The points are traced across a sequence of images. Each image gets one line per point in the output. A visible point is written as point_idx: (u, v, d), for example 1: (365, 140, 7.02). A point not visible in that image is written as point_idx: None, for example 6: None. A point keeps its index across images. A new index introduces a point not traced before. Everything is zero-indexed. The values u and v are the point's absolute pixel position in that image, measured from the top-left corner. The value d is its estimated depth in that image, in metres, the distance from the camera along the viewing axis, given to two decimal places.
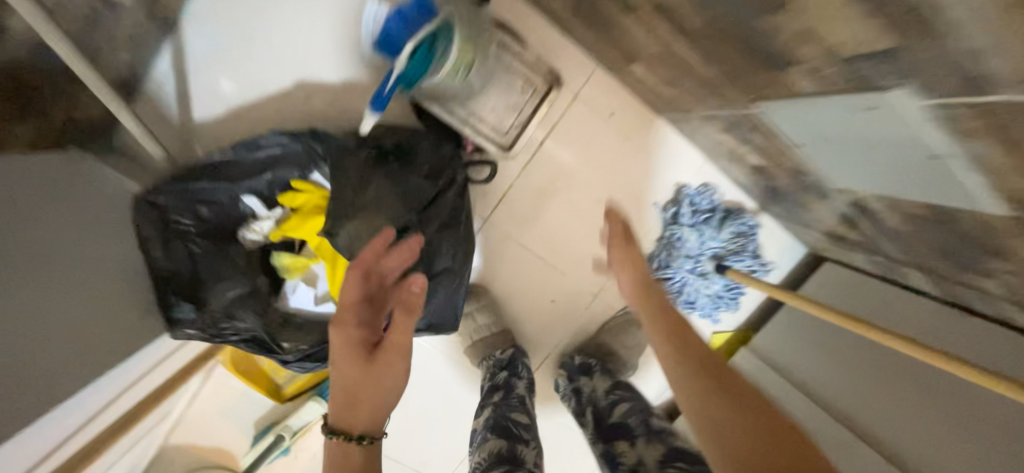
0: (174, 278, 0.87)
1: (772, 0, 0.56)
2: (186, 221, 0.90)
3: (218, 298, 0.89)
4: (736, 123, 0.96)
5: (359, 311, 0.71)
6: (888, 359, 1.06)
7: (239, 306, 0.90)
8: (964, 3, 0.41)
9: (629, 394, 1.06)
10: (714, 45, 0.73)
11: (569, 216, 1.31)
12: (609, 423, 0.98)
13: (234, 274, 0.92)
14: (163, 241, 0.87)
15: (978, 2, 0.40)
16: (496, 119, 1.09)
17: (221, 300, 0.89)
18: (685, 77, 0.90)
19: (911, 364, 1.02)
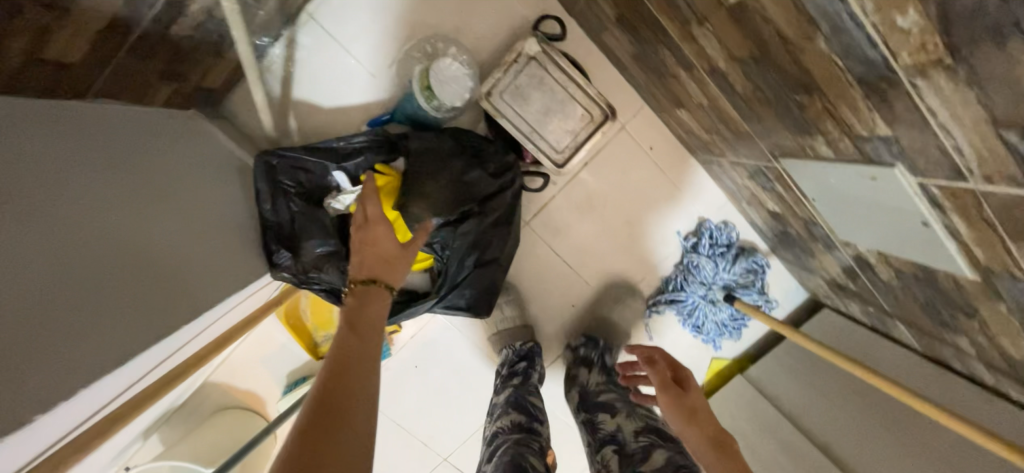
0: (275, 229, 1.05)
1: (803, 83, 0.71)
2: (289, 183, 1.08)
3: (306, 252, 1.08)
4: (760, 173, 1.11)
5: (343, 358, 0.69)
6: (869, 401, 1.18)
7: (321, 262, 1.08)
8: (946, 114, 0.55)
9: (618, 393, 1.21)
10: (754, 108, 0.89)
11: (601, 232, 1.46)
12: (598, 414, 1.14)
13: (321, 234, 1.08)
14: (272, 197, 1.04)
15: (955, 115, 0.54)
16: (554, 138, 1.25)
17: (308, 255, 1.07)
18: (724, 126, 1.06)
19: (889, 408, 1.13)
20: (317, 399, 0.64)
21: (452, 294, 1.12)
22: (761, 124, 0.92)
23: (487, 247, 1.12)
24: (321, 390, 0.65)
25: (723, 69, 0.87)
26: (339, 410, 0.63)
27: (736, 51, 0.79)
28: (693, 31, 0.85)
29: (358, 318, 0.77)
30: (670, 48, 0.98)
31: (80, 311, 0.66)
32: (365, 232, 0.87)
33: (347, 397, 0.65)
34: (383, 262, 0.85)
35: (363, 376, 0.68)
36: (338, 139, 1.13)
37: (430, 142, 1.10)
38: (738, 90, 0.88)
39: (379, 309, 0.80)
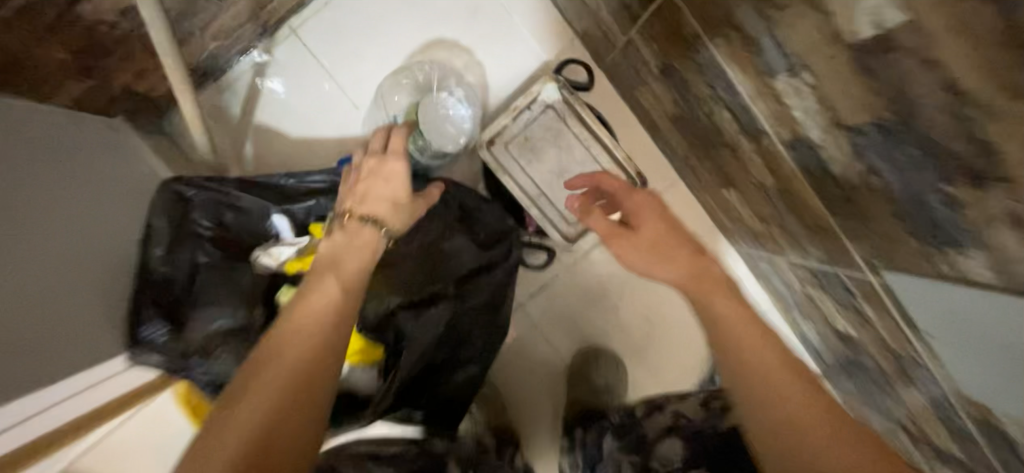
0: (164, 285, 0.73)
1: (970, 170, 0.45)
2: (204, 224, 0.79)
3: (197, 324, 0.74)
4: (836, 283, 0.84)
5: (270, 358, 0.54)
6: None
7: (219, 342, 0.74)
8: None
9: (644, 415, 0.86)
10: (857, 198, 0.62)
11: (614, 327, 1.15)
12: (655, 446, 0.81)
13: (228, 302, 0.76)
14: (171, 239, 0.74)
15: None
16: (566, 206, 0.99)
17: (204, 329, 0.74)
18: (793, 215, 0.80)
19: None
20: (208, 446, 0.48)
21: (399, 406, 0.79)
22: (861, 221, 0.65)
23: (460, 341, 0.81)
24: (218, 435, 0.49)
25: (815, 140, 0.62)
26: (236, 464, 0.47)
27: (847, 114, 0.54)
28: (777, 84, 0.61)
29: (289, 340, 0.56)
30: (731, 109, 0.74)
31: None
32: (363, 185, 0.74)
33: (254, 446, 0.49)
34: (353, 248, 0.68)
35: (287, 374, 0.53)
36: (287, 175, 0.86)
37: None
38: (833, 170, 0.63)
39: (331, 308, 0.60)
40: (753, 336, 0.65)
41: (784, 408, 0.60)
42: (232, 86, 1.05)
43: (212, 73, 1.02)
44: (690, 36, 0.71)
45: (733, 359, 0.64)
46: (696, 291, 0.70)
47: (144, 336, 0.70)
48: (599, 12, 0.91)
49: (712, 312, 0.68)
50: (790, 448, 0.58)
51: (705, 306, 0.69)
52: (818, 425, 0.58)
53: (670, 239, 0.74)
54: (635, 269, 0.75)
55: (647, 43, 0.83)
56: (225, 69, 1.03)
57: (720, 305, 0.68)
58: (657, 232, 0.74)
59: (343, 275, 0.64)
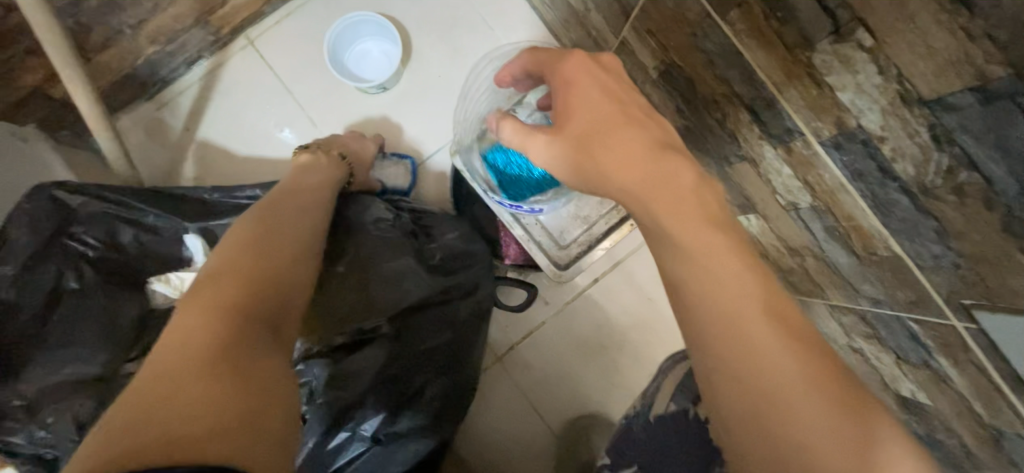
0: (7, 318, 0.57)
1: None
2: (87, 241, 0.62)
3: (33, 376, 0.56)
4: (899, 332, 0.64)
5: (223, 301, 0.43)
6: None
7: (52, 403, 0.56)
8: None
9: None
10: (937, 211, 0.45)
11: (610, 389, 0.93)
12: None
13: (87, 342, 0.59)
14: (32, 257, 0.59)
15: None
16: (557, 228, 0.84)
17: (42, 382, 0.56)
18: (836, 243, 0.63)
19: None
20: (168, 358, 0.36)
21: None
22: (942, 243, 0.47)
23: (398, 404, 0.60)
24: (173, 356, 0.37)
25: (873, 132, 0.46)
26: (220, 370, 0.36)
27: (927, 82, 0.39)
28: (818, 58, 0.46)
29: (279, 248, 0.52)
30: (750, 107, 0.59)
31: None
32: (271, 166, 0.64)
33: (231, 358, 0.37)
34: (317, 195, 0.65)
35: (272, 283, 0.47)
36: (212, 188, 0.68)
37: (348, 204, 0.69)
38: (901, 174, 0.46)
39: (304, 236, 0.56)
40: (735, 286, 0.43)
41: (731, 316, 0.42)
42: (172, 99, 0.92)
43: (150, 82, 0.90)
44: (695, 17, 0.58)
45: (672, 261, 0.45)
46: (658, 206, 0.46)
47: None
48: (587, 14, 0.80)
49: (671, 238, 0.45)
50: (740, 396, 0.41)
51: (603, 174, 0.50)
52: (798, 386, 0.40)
53: (610, 131, 0.50)
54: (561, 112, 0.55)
55: (644, 41, 0.71)
56: (165, 79, 0.91)
57: (666, 211, 0.46)
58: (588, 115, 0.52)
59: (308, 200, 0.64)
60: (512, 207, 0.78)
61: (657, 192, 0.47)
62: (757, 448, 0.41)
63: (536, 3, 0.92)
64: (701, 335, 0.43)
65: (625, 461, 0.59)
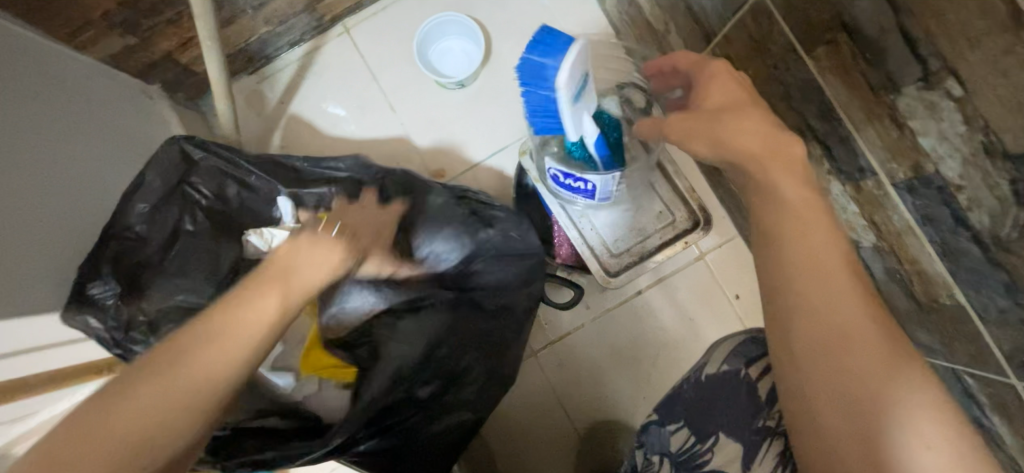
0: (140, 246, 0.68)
1: None
2: (203, 190, 0.71)
3: (156, 298, 0.68)
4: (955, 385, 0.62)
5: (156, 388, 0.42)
6: None
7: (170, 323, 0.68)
8: None
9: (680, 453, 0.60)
10: (1008, 264, 0.46)
11: (640, 400, 0.95)
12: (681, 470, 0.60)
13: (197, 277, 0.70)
14: (162, 198, 0.69)
15: None
16: (611, 235, 0.87)
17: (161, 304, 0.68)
18: (895, 286, 0.63)
19: None
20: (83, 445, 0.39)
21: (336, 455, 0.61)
22: (1011, 298, 0.48)
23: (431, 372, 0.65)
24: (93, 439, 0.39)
25: (951, 180, 0.47)
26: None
27: (1015, 137, 0.40)
28: (902, 101, 0.48)
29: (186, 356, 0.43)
30: (824, 141, 0.61)
31: None
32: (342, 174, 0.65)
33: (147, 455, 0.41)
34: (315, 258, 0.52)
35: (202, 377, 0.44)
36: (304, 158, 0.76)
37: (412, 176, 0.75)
38: (975, 224, 0.47)
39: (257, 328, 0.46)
40: (828, 263, 0.46)
41: (823, 278, 0.45)
42: (272, 75, 1.02)
43: (256, 58, 1.00)
44: (780, 50, 0.60)
45: (788, 242, 0.47)
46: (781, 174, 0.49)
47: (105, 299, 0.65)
48: (666, 35, 0.83)
49: (786, 209, 0.48)
50: (823, 375, 0.45)
51: (730, 129, 0.51)
52: (866, 338, 0.44)
53: (742, 111, 0.52)
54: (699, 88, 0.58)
55: None
56: (269, 56, 1.01)
57: (792, 186, 0.48)
58: (719, 88, 0.55)
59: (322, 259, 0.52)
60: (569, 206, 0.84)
61: (779, 170, 0.49)
62: (826, 407, 0.44)
63: (614, 18, 0.96)
64: (785, 303, 0.47)
65: (670, 418, 0.62)
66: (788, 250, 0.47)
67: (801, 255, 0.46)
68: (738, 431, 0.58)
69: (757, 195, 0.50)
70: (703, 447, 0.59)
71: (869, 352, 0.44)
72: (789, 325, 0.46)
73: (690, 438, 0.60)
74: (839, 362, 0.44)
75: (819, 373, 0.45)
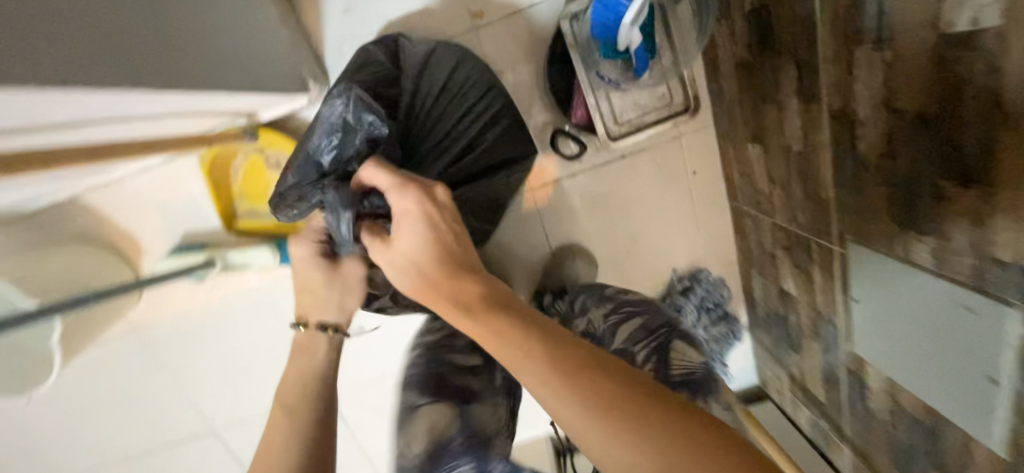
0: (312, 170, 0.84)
1: (966, 169, 0.58)
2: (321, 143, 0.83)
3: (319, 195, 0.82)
4: (806, 250, 0.99)
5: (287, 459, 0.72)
6: None
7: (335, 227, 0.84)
8: None
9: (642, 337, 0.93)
10: (864, 178, 0.75)
11: (603, 235, 1.29)
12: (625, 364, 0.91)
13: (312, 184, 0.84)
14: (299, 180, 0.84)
15: None
16: (620, 106, 1.06)
17: (311, 192, 0.77)
18: (800, 184, 0.92)
19: None
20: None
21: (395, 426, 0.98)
22: (855, 200, 0.78)
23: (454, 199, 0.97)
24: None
25: (862, 118, 0.71)
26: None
27: (904, 101, 0.63)
28: (859, 55, 0.68)
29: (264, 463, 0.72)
30: (801, 66, 0.80)
31: None
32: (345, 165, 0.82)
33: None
34: (406, 267, 0.65)
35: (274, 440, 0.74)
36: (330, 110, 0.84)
37: (443, 50, 1.04)
38: (860, 150, 0.73)
39: (456, 299, 0.62)
40: (580, 379, 0.53)
41: (570, 399, 0.52)
42: None
43: None
44: None
45: (543, 387, 0.54)
46: (509, 362, 0.57)
47: (317, 145, 0.83)
48: None
49: (541, 353, 0.55)
50: (616, 451, 0.49)
51: (483, 325, 0.59)
52: (636, 408, 0.51)
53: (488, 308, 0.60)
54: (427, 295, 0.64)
55: None
56: None
57: (524, 360, 0.55)
58: (455, 285, 0.63)
59: (450, 208, 0.67)
60: (607, 82, 1.01)
61: (509, 354, 0.57)
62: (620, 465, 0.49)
63: None
64: (566, 413, 0.52)
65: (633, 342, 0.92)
66: (541, 397, 0.54)
67: (543, 392, 0.54)
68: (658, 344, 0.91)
69: (516, 371, 0.56)
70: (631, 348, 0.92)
71: (643, 414, 0.50)
72: (569, 423, 0.52)
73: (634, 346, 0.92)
74: (621, 431, 0.49)
75: (604, 446, 0.50)
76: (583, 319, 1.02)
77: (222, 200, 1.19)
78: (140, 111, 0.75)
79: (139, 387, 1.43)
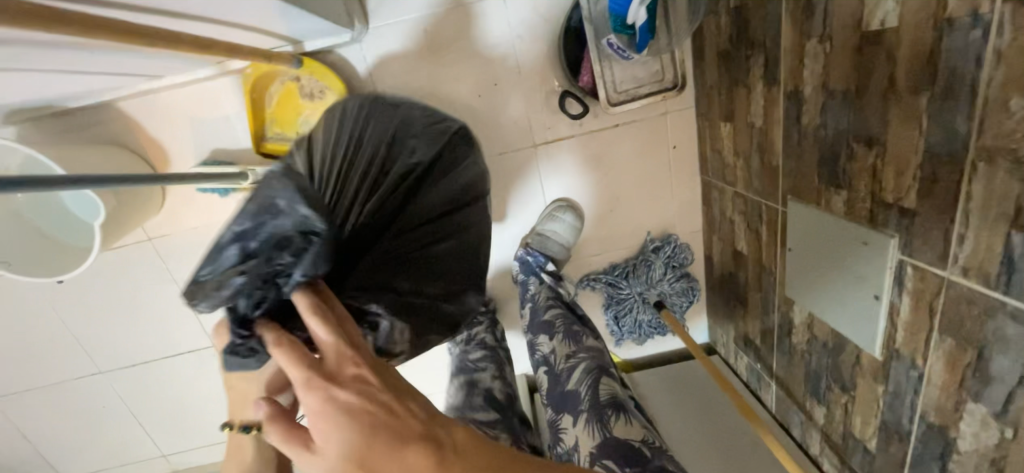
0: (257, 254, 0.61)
1: (869, 133, 0.79)
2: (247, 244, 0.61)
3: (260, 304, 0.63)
4: (757, 212, 1.21)
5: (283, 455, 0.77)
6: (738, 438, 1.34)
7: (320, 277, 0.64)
8: (964, 206, 0.65)
9: (588, 355, 1.15)
10: (804, 146, 0.96)
11: (591, 194, 1.49)
12: (563, 389, 1.10)
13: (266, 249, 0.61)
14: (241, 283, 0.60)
15: (971, 210, 0.64)
16: (619, 78, 1.28)
17: (262, 231, 0.60)
18: (758, 155, 1.14)
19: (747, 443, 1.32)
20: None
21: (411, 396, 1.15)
22: (796, 164, 1.00)
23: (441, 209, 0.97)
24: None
25: (806, 95, 0.91)
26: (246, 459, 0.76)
27: (835, 81, 0.84)
28: (808, 45, 0.88)
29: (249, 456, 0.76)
30: (768, 54, 1.01)
31: None
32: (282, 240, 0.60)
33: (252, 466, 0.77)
34: (331, 431, 0.53)
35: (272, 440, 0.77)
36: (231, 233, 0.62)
37: (373, 106, 1.10)
38: (803, 122, 0.94)
39: (421, 457, 0.54)
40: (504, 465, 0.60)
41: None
42: None
43: None
44: None
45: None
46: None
47: (241, 230, 0.61)
48: None
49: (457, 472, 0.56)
50: None
51: (397, 464, 0.53)
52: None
53: (384, 459, 0.53)
54: (357, 464, 0.52)
55: None
56: None
57: None
58: (396, 462, 0.53)
59: (372, 384, 0.55)
60: (616, 48, 1.19)
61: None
62: None
63: None
64: None
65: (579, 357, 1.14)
66: None
67: None
68: (597, 359, 1.13)
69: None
70: (577, 363, 1.13)
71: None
72: None
73: (577, 364, 1.13)
74: None
75: None
76: (552, 341, 1.22)
77: (254, 122, 1.28)
78: (221, 15, 0.86)
79: (149, 298, 1.51)
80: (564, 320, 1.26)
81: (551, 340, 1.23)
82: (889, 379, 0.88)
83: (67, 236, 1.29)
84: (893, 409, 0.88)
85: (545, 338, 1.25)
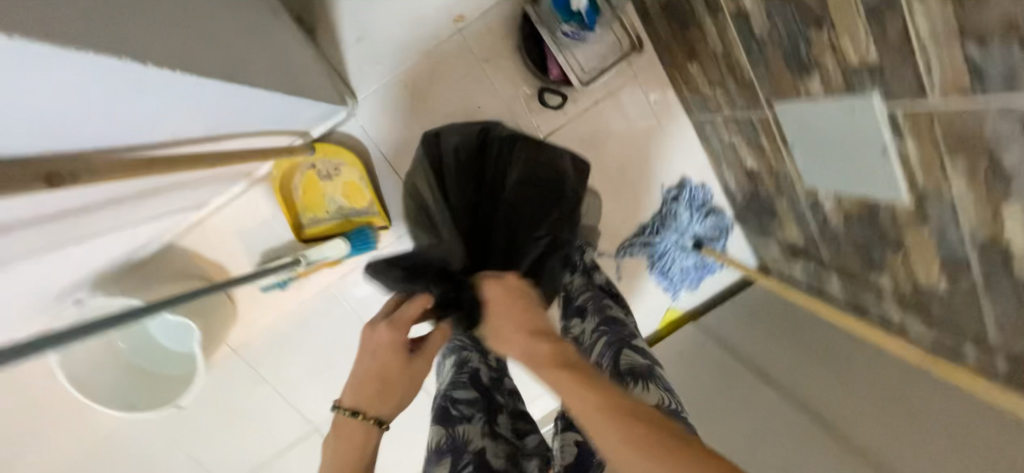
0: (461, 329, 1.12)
1: (813, 15, 0.88)
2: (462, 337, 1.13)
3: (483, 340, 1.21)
4: (751, 126, 1.28)
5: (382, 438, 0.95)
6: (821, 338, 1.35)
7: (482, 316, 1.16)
8: (918, 37, 0.72)
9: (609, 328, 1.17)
10: (765, 50, 1.05)
11: (599, 171, 1.58)
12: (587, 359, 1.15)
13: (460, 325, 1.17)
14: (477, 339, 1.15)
15: (924, 37, 0.72)
16: (584, 58, 1.41)
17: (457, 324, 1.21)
18: (730, 76, 1.23)
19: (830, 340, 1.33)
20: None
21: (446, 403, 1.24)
22: (765, 70, 1.09)
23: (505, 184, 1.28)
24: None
25: (749, 8, 1.02)
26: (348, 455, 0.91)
27: None
28: None
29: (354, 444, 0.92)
30: None
31: (131, 30, 0.64)
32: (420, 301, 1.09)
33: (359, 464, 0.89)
34: (495, 308, 0.93)
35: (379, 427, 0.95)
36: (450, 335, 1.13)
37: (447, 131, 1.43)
38: (756, 31, 1.04)
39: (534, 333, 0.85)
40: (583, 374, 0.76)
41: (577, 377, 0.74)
42: None
43: None
44: None
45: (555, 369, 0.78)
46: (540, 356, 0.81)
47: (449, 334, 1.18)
48: None
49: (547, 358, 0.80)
50: (599, 426, 0.68)
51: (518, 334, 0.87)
52: (626, 406, 0.68)
53: (508, 324, 0.89)
54: (498, 319, 0.91)
55: None
56: None
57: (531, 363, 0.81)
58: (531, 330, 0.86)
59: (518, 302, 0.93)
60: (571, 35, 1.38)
61: (537, 351, 0.82)
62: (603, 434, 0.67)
63: None
64: (567, 384, 0.75)
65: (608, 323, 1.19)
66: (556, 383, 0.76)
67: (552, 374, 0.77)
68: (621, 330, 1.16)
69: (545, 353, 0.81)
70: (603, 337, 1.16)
71: (630, 411, 0.67)
72: (568, 395, 0.74)
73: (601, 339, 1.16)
74: (603, 415, 0.68)
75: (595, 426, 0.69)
76: (582, 322, 1.25)
77: (292, 214, 1.45)
78: (239, 126, 1.00)
79: (249, 404, 1.64)
80: (591, 296, 1.28)
81: (587, 322, 1.23)
82: (930, 217, 0.92)
83: (163, 368, 1.44)
84: (946, 242, 0.92)
85: (576, 320, 1.26)
